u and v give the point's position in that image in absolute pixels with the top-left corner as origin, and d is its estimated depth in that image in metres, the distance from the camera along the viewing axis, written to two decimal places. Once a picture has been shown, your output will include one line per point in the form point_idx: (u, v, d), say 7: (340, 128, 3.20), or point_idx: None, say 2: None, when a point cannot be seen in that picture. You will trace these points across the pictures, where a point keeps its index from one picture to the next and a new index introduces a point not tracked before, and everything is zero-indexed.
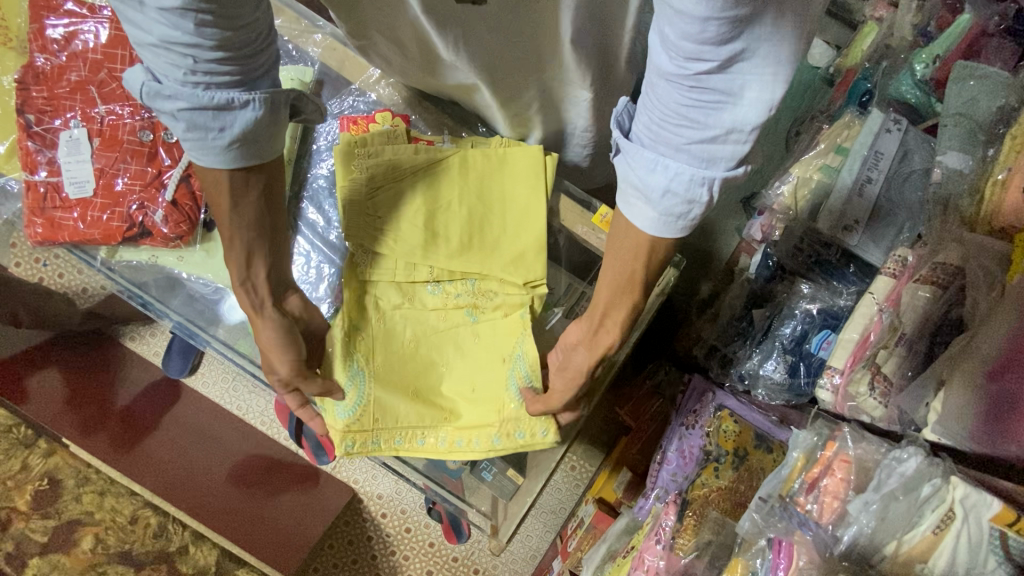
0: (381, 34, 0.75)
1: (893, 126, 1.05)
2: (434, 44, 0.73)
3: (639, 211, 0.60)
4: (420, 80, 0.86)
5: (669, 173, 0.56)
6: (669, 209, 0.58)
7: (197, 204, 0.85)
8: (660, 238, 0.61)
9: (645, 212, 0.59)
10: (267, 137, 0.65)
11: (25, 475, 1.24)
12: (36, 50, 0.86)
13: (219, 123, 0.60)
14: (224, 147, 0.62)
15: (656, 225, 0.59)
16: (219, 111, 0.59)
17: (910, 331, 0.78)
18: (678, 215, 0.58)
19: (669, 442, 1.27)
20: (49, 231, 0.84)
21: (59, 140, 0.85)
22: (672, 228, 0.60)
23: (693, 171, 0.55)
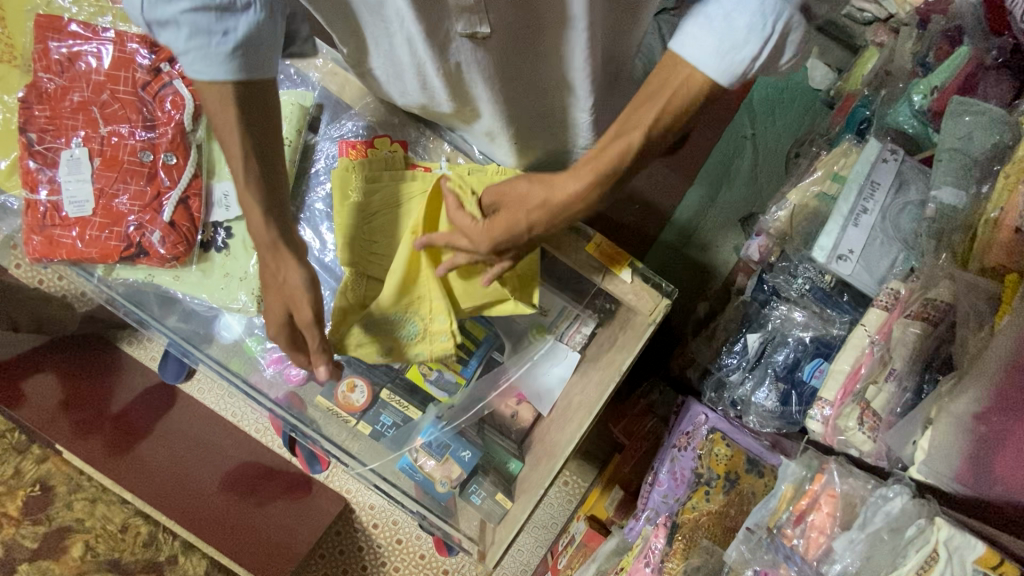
0: (378, 60, 0.76)
1: (889, 156, 1.06)
2: (432, 78, 0.75)
3: (695, 37, 0.56)
4: (415, 104, 0.84)
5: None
6: (728, 32, 0.55)
7: (196, 225, 0.73)
8: (702, 71, 0.57)
9: (698, 36, 0.56)
10: (272, 46, 0.62)
11: (17, 480, 1.25)
12: (39, 69, 0.73)
13: (222, 27, 0.57)
14: (226, 56, 0.58)
15: (708, 51, 0.56)
16: (222, 13, 0.56)
17: (900, 367, 0.78)
18: (733, 45, 0.55)
19: (662, 463, 1.25)
20: (46, 250, 0.72)
21: (61, 159, 0.73)
22: (723, 68, 0.56)
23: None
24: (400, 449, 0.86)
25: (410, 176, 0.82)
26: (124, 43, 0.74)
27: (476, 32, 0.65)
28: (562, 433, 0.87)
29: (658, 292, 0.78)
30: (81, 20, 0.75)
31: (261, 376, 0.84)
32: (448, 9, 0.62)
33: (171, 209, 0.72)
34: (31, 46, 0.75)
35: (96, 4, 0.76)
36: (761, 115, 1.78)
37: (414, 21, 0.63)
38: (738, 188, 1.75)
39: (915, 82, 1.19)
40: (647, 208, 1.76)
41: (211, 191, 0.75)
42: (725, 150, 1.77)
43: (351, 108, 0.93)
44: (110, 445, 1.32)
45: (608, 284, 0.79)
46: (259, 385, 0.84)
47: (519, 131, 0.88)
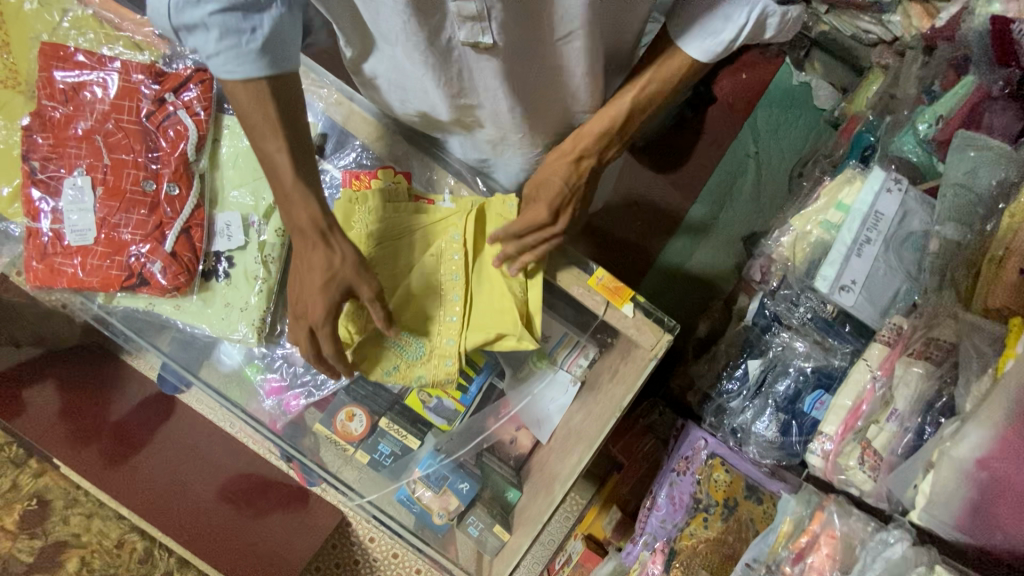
0: (381, 65, 0.79)
1: (893, 185, 1.04)
2: (434, 82, 0.77)
3: (687, 27, 0.73)
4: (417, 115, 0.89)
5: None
6: (708, 20, 0.71)
7: (198, 255, 0.74)
8: (687, 49, 0.74)
9: (685, 23, 0.73)
10: (294, 41, 0.65)
11: (14, 494, 1.24)
12: (43, 98, 0.73)
13: (250, 25, 0.60)
14: (255, 55, 0.62)
15: (691, 36, 0.73)
16: (247, 11, 0.60)
17: (902, 408, 0.79)
18: (712, 31, 0.72)
19: (660, 487, 1.24)
20: (47, 278, 0.71)
21: (63, 189, 0.72)
22: (704, 47, 0.73)
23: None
24: (400, 479, 0.87)
25: (414, 209, 0.79)
26: (128, 73, 0.74)
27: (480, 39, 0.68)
28: (565, 460, 0.84)
29: (660, 326, 0.77)
30: (86, 48, 0.75)
31: (259, 405, 0.84)
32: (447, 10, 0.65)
33: (173, 239, 0.72)
34: (34, 72, 0.76)
35: (103, 32, 0.77)
36: (765, 132, 1.78)
37: (416, 25, 0.66)
38: (742, 206, 1.74)
39: (920, 111, 1.20)
40: (648, 226, 1.76)
41: (213, 220, 0.75)
42: (728, 167, 1.77)
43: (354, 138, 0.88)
44: (107, 455, 1.32)
45: (610, 316, 0.78)
46: (258, 414, 0.84)
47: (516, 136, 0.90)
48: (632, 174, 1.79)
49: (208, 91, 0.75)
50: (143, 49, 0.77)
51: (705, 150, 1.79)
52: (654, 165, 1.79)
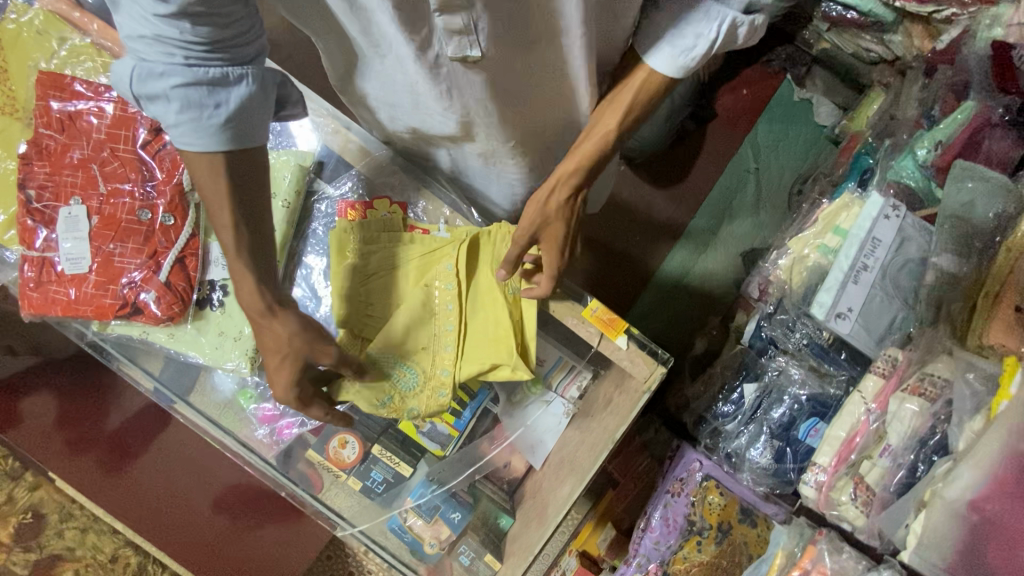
0: (373, 80, 0.80)
1: (891, 212, 1.03)
2: (426, 94, 0.77)
3: (654, 45, 0.70)
4: (407, 129, 0.90)
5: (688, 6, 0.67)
6: (679, 37, 0.68)
7: (192, 284, 0.74)
8: (660, 68, 0.70)
9: (656, 42, 0.70)
10: (262, 120, 0.66)
11: (10, 507, 1.33)
12: (40, 126, 0.74)
13: (214, 100, 0.61)
14: (216, 129, 0.62)
15: (659, 52, 0.70)
16: (213, 87, 0.60)
17: (896, 444, 0.79)
18: (684, 47, 0.68)
19: (654, 508, 1.23)
20: (40, 306, 0.72)
21: (57, 216, 0.73)
22: (677, 64, 0.70)
23: (709, 6, 0.66)
24: (393, 507, 0.87)
25: (410, 238, 0.80)
26: (125, 103, 0.75)
27: (468, 56, 0.67)
28: (557, 492, 0.84)
29: (653, 358, 0.76)
30: (83, 77, 0.76)
31: (250, 432, 0.83)
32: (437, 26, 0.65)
33: (166, 269, 0.73)
34: (32, 99, 0.77)
35: (99, 59, 0.77)
36: (765, 148, 1.77)
37: (406, 38, 0.66)
38: (742, 221, 1.74)
39: (921, 134, 1.19)
40: (648, 240, 1.76)
41: (208, 249, 0.75)
42: (727, 183, 1.76)
43: (353, 166, 0.86)
44: (104, 464, 1.34)
45: (604, 347, 0.78)
46: (249, 441, 0.83)
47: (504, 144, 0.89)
48: (632, 188, 1.79)
49: None
50: None
51: (706, 166, 1.78)
52: (653, 179, 1.78)
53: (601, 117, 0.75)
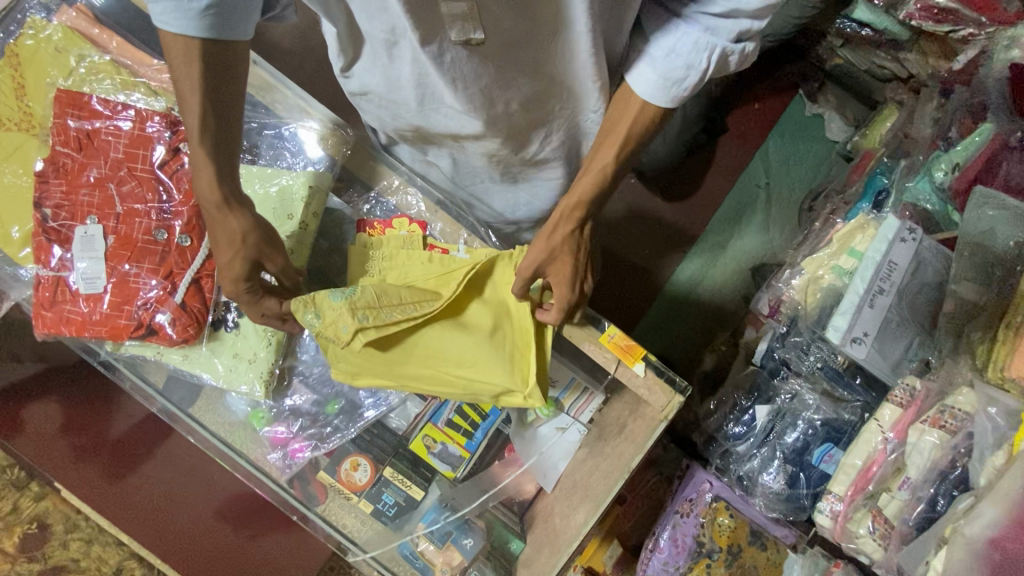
0: (379, 77, 0.81)
1: (908, 234, 1.00)
2: (433, 90, 0.78)
3: (642, 74, 0.70)
4: (410, 127, 0.91)
5: (678, 37, 0.67)
6: (670, 69, 0.67)
7: (207, 305, 0.77)
8: (652, 101, 0.70)
9: (647, 75, 0.69)
10: (246, 12, 0.65)
11: (16, 516, 1.34)
12: (58, 144, 0.76)
13: None
14: (197, 12, 0.62)
15: (649, 82, 0.70)
16: None
17: (915, 477, 0.78)
18: (674, 80, 0.68)
19: (662, 528, 1.22)
20: (55, 326, 0.75)
21: (74, 235, 0.75)
22: (669, 95, 0.69)
23: (698, 37, 0.65)
24: (402, 535, 0.86)
25: (427, 258, 0.78)
26: (143, 123, 0.77)
27: (472, 38, 0.68)
28: (569, 519, 0.83)
29: (671, 387, 0.75)
30: (102, 95, 0.79)
31: (263, 454, 0.84)
32: (443, 18, 0.66)
33: (182, 290, 0.75)
34: (50, 117, 0.79)
35: (120, 78, 0.80)
36: (776, 164, 1.76)
37: (411, 31, 0.66)
38: (752, 236, 1.72)
39: (939, 155, 1.17)
40: (657, 253, 1.75)
41: None
42: (738, 199, 1.75)
43: (377, 185, 0.86)
44: (107, 470, 1.32)
45: (621, 373, 0.77)
46: (262, 463, 0.84)
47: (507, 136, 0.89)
48: (643, 201, 1.77)
49: None
50: (157, 95, 0.80)
51: (716, 180, 1.77)
52: (663, 193, 1.77)
53: (597, 155, 0.74)
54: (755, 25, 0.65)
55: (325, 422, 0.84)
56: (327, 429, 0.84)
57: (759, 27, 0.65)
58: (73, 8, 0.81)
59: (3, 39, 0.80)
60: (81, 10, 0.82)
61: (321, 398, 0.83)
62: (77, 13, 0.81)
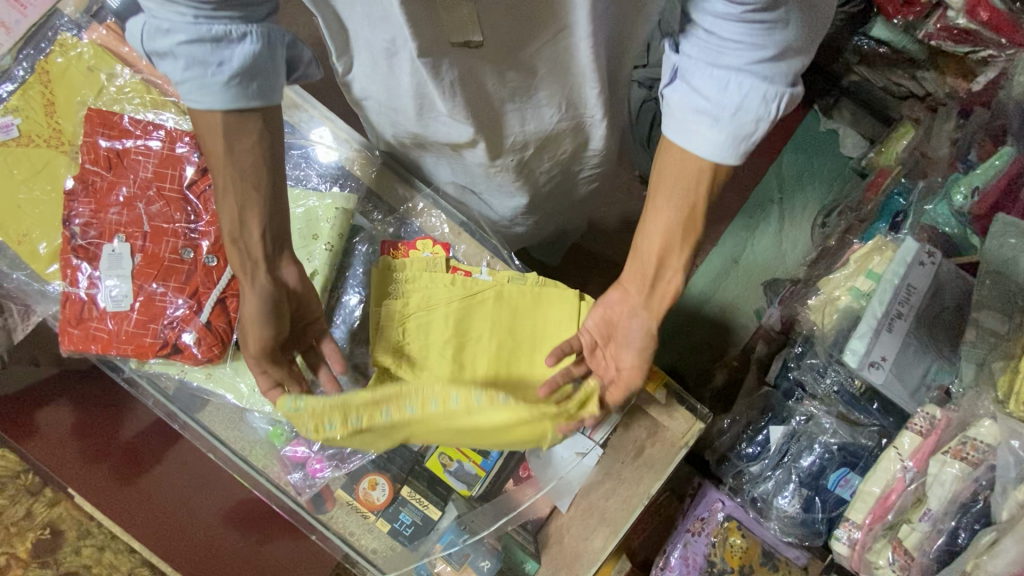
0: (377, 84, 0.79)
1: (926, 258, 1.00)
2: (430, 99, 0.77)
3: (705, 137, 0.65)
4: (408, 134, 0.88)
5: (739, 92, 0.63)
6: (738, 128, 0.64)
7: (232, 324, 0.79)
8: (724, 161, 0.66)
9: (713, 138, 0.65)
10: (270, 75, 0.67)
11: (29, 521, 1.35)
12: (88, 164, 0.80)
13: (217, 59, 0.63)
14: (220, 86, 0.64)
15: (714, 145, 0.65)
16: (217, 44, 0.62)
17: (936, 509, 0.77)
18: (744, 136, 0.64)
19: (673, 546, 1.21)
20: (81, 343, 0.78)
21: (101, 253, 0.78)
22: (738, 151, 0.66)
23: (763, 90, 0.62)
24: (418, 556, 0.86)
25: (450, 280, 0.80)
26: (173, 143, 0.81)
27: (470, 39, 0.66)
28: (587, 543, 0.85)
29: (693, 414, 0.81)
30: (132, 114, 0.82)
31: (282, 473, 0.85)
32: (444, 25, 0.65)
33: (207, 310, 0.78)
34: (79, 134, 0.82)
35: (151, 97, 0.83)
36: (790, 180, 1.74)
37: (412, 37, 0.65)
38: (764, 250, 1.71)
39: (959, 177, 1.15)
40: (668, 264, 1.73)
41: None
42: (750, 212, 1.74)
43: (398, 207, 0.87)
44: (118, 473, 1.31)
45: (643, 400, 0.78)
46: (283, 482, 0.85)
47: (504, 146, 0.88)
48: None
49: None
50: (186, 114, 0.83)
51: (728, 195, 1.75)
52: None
53: None
54: (801, 63, 0.64)
55: (345, 441, 0.84)
56: (347, 450, 0.84)
57: (806, 63, 0.64)
58: (104, 25, 0.84)
59: (34, 55, 0.83)
60: (112, 28, 0.84)
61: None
62: (106, 31, 0.84)
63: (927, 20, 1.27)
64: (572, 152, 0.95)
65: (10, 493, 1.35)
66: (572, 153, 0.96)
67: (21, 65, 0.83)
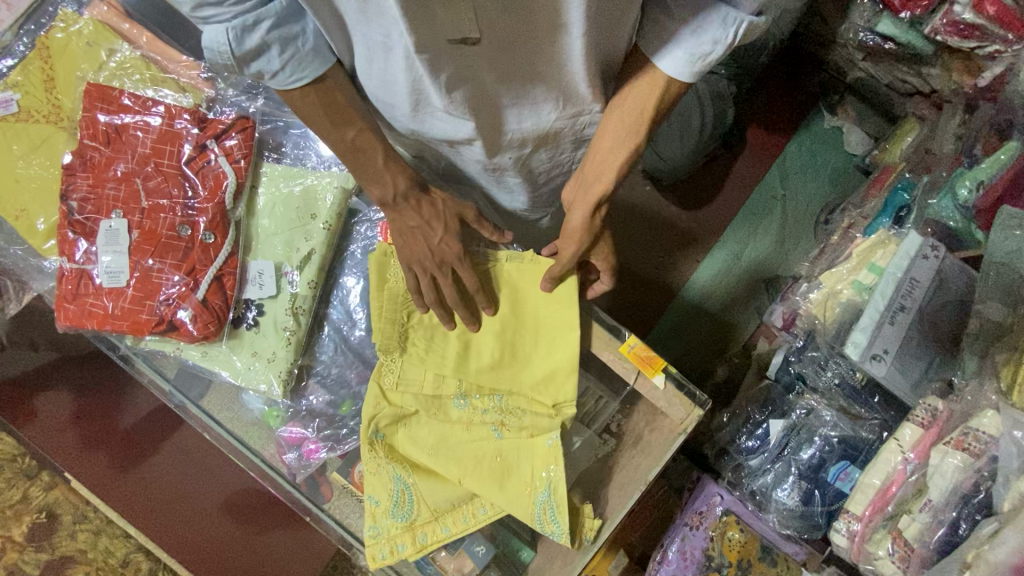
0: (372, 80, 0.75)
1: (930, 252, 0.99)
2: (426, 95, 0.74)
3: (669, 51, 0.72)
4: (406, 131, 0.86)
5: (703, 14, 0.68)
6: (694, 47, 0.69)
7: (228, 302, 0.79)
8: (678, 77, 0.73)
9: (672, 51, 0.71)
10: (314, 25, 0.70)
11: (25, 505, 1.35)
12: (86, 139, 0.80)
13: (298, 28, 0.65)
14: (311, 53, 0.67)
15: (673, 58, 0.72)
16: (292, 16, 0.64)
17: (937, 499, 0.76)
18: (700, 56, 0.70)
19: (670, 540, 1.20)
20: (76, 318, 0.78)
21: (98, 229, 0.78)
22: (693, 70, 0.72)
23: (722, 13, 0.67)
24: None
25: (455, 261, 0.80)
26: (172, 119, 0.81)
27: (467, 36, 0.65)
28: None
29: (691, 400, 0.75)
30: (131, 90, 0.82)
31: (276, 452, 0.87)
32: (439, 20, 0.63)
33: (203, 287, 0.78)
34: (78, 109, 0.82)
35: (150, 73, 0.84)
36: (794, 175, 1.72)
37: (407, 32, 0.62)
38: (767, 246, 1.69)
39: (965, 171, 1.12)
40: (670, 259, 1.72)
41: (247, 268, 0.82)
42: (753, 209, 1.71)
43: None
44: (115, 461, 1.31)
45: (640, 385, 0.78)
46: (278, 463, 0.86)
47: (502, 144, 0.87)
48: (658, 209, 1.75)
49: (248, 140, 0.82)
50: (186, 91, 0.84)
51: (731, 192, 1.73)
52: (680, 201, 1.74)
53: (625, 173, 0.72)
54: None
55: (341, 423, 0.84)
56: (342, 431, 0.84)
57: None
58: (104, 2, 0.85)
59: (35, 31, 0.84)
60: (112, 5, 0.86)
61: (336, 398, 0.84)
62: (108, 8, 0.85)
63: (934, 15, 1.23)
64: (573, 149, 0.94)
65: (8, 475, 1.35)
66: (573, 150, 0.94)
67: (21, 41, 0.84)
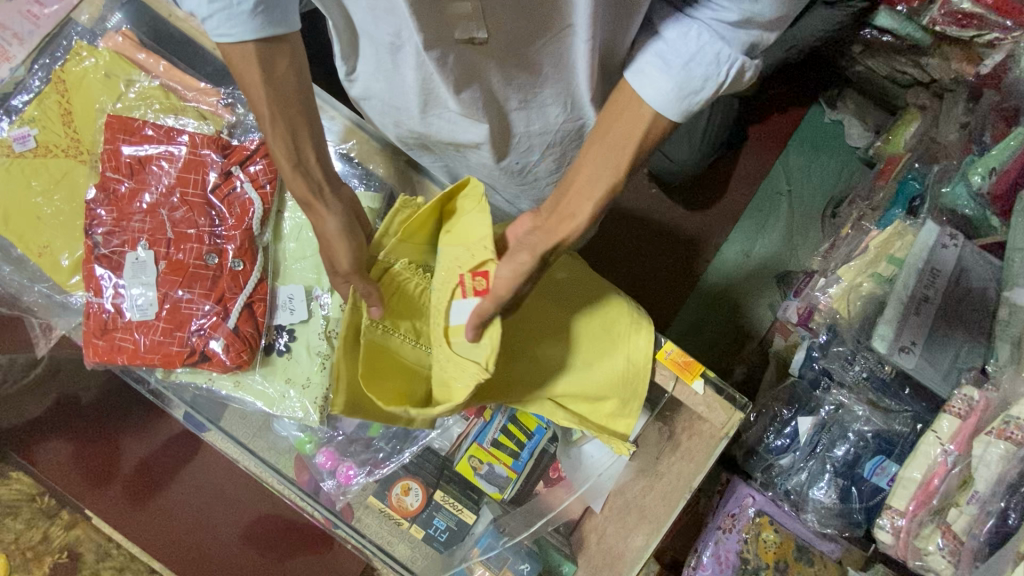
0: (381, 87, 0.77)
1: (949, 240, 0.99)
2: (436, 93, 0.75)
3: (655, 81, 0.60)
4: (411, 135, 0.87)
5: (698, 44, 0.59)
6: (687, 79, 0.59)
7: (259, 330, 0.79)
8: (664, 113, 0.61)
9: (658, 77, 0.60)
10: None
11: (46, 546, 1.32)
12: (110, 172, 0.79)
13: None
14: (250, 13, 0.60)
15: (662, 89, 0.60)
16: None
17: (983, 491, 0.75)
18: (690, 91, 0.60)
19: (704, 545, 1.18)
20: (106, 354, 0.77)
21: (125, 262, 0.78)
22: (681, 108, 0.61)
23: (719, 46, 0.58)
24: (455, 561, 0.89)
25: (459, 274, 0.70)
26: (196, 148, 0.80)
27: (475, 35, 0.65)
28: (629, 541, 0.84)
29: (731, 404, 0.74)
30: (152, 120, 0.81)
31: (314, 481, 0.87)
32: (449, 21, 0.64)
33: (234, 316, 0.77)
34: (99, 142, 0.82)
35: (169, 102, 0.82)
36: (798, 170, 1.72)
37: (416, 32, 0.63)
38: (777, 241, 1.68)
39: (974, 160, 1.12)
40: (682, 263, 1.71)
41: (276, 294, 0.80)
42: (760, 207, 1.71)
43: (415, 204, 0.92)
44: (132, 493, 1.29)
45: (679, 392, 0.76)
46: (314, 492, 0.87)
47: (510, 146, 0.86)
48: (663, 211, 1.73)
49: (273, 165, 0.80)
50: (206, 119, 0.82)
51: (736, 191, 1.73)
52: (685, 202, 1.73)
53: None
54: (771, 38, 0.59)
55: (377, 448, 0.87)
56: (379, 455, 0.87)
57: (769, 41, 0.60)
58: (119, 32, 0.84)
59: (50, 65, 0.83)
60: (127, 35, 0.84)
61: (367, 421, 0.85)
62: (122, 38, 0.84)
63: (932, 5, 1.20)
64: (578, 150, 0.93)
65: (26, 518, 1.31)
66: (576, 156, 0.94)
67: (36, 76, 0.83)
